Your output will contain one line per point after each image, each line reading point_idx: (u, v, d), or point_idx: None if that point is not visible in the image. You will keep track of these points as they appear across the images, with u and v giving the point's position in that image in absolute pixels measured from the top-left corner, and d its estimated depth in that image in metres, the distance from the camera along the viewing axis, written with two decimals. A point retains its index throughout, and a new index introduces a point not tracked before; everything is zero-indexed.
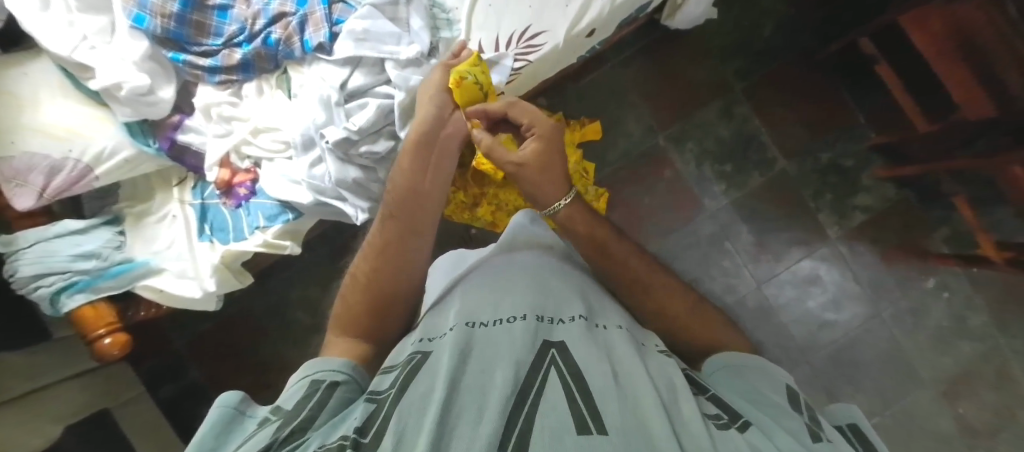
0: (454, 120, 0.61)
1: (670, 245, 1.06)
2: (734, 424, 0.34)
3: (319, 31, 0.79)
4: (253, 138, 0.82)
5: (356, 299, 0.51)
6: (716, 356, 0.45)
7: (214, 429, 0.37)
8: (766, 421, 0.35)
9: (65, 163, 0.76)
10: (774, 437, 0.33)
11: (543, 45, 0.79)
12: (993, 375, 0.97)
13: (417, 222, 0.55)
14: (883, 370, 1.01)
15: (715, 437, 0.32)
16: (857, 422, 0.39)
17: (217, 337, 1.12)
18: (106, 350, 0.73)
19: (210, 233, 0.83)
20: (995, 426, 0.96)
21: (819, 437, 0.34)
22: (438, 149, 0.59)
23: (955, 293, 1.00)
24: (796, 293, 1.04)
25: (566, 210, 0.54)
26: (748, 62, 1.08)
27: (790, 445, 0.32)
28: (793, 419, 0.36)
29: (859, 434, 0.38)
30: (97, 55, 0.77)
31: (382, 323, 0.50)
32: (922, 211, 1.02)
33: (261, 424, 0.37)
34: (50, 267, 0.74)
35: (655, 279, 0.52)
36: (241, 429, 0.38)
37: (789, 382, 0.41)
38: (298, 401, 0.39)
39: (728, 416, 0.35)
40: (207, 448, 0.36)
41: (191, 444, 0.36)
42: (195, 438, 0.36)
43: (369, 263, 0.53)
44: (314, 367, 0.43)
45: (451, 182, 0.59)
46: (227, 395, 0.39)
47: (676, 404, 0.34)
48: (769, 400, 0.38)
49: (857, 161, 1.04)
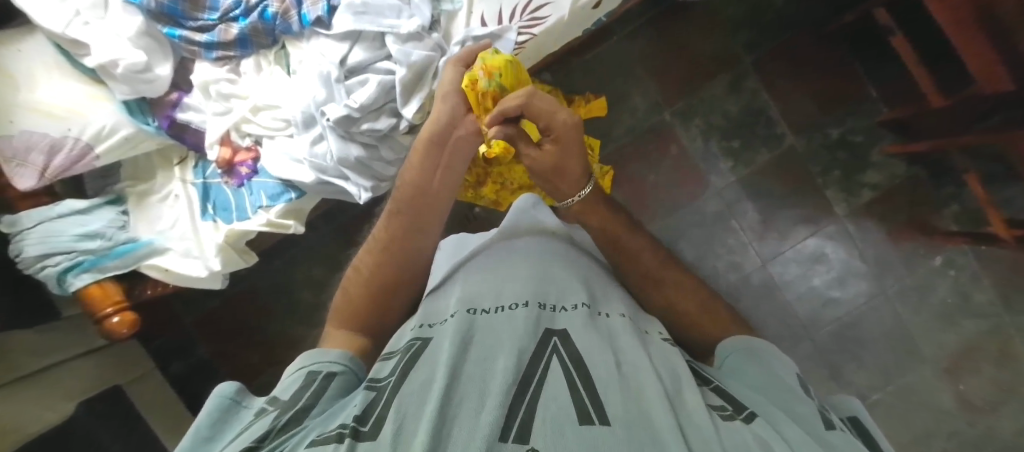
0: (466, 122, 0.58)
1: (676, 224, 1.06)
2: (739, 416, 0.34)
3: (317, 4, 0.77)
4: (254, 116, 0.81)
5: (356, 290, 0.51)
6: (729, 340, 0.45)
7: (210, 419, 0.39)
8: (767, 409, 0.35)
9: (64, 141, 0.75)
10: (782, 427, 0.33)
11: (548, 17, 0.76)
12: (997, 352, 0.97)
13: (422, 219, 0.54)
14: (886, 346, 1.01)
15: (720, 428, 0.32)
16: (859, 415, 0.40)
17: (225, 315, 1.13)
18: (115, 329, 0.74)
19: (214, 213, 0.83)
20: (997, 401, 0.97)
21: (831, 425, 0.35)
22: (447, 149, 0.57)
23: (961, 271, 0.99)
24: (802, 270, 1.04)
25: (579, 205, 0.56)
26: (758, 35, 1.04)
27: (798, 435, 0.32)
28: (805, 405, 0.36)
29: (859, 425, 0.39)
30: (92, 31, 0.75)
31: (381, 314, 0.50)
32: (931, 188, 1.00)
33: (257, 414, 0.38)
34: (55, 247, 0.75)
35: (665, 274, 0.53)
36: (236, 418, 0.39)
37: (798, 370, 0.41)
38: (293, 390, 0.40)
39: (732, 408, 0.35)
40: (202, 437, 0.37)
41: (189, 434, 0.37)
42: (192, 426, 0.38)
43: (371, 259, 0.53)
44: (310, 358, 0.44)
45: (460, 181, 0.58)
46: (225, 387, 0.41)
47: (680, 395, 0.34)
48: (779, 383, 0.38)
49: (867, 136, 1.02)
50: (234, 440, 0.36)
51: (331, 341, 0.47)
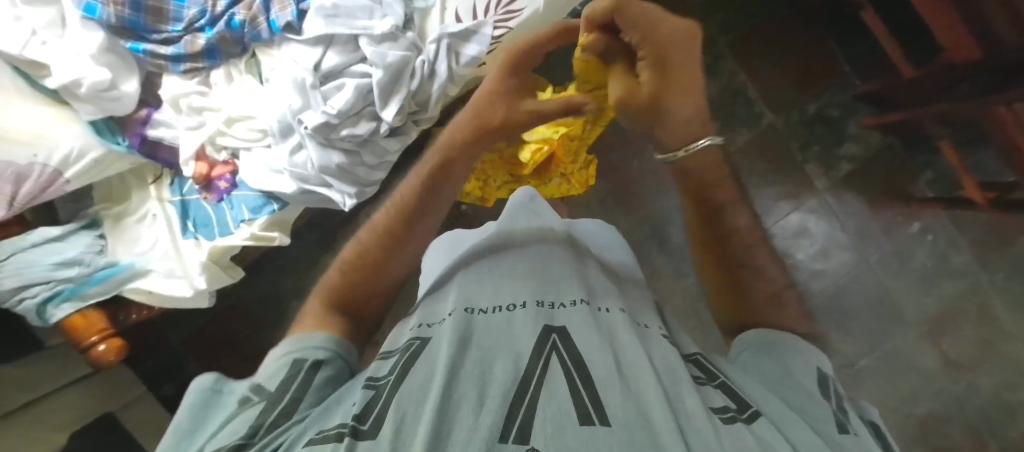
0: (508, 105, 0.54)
1: (661, 208, 1.08)
2: (741, 416, 0.33)
3: (286, 9, 0.75)
4: (228, 129, 0.79)
5: (373, 253, 0.51)
6: (755, 331, 0.46)
7: (194, 409, 0.38)
8: (779, 412, 0.35)
9: (31, 168, 0.71)
10: (786, 432, 0.33)
11: (523, 9, 0.75)
12: (976, 310, 1.01)
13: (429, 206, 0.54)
14: (871, 312, 1.04)
15: (721, 431, 0.31)
16: (877, 424, 0.39)
17: (214, 332, 1.11)
18: (103, 357, 0.72)
19: (194, 230, 0.81)
20: (977, 358, 1.01)
21: (846, 429, 0.34)
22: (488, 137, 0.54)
23: (939, 235, 1.02)
24: (787, 245, 1.06)
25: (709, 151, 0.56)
26: (733, 15, 1.06)
27: (802, 439, 0.32)
28: (819, 406, 0.36)
29: (879, 433, 0.38)
30: (50, 50, 0.73)
31: (370, 290, 0.51)
32: (907, 156, 1.03)
33: (243, 404, 0.37)
34: (31, 279, 0.73)
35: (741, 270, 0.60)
36: (219, 405, 0.38)
37: (822, 366, 0.41)
38: (278, 380, 0.39)
39: (734, 408, 0.34)
40: (184, 430, 0.37)
41: (171, 429, 0.37)
42: (176, 421, 0.37)
43: (392, 218, 0.53)
44: (294, 345, 0.42)
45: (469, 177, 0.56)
46: (205, 378, 0.41)
47: (679, 395, 0.33)
48: (792, 379, 0.39)
49: (843, 110, 1.04)
50: (219, 434, 0.35)
51: (316, 321, 0.45)
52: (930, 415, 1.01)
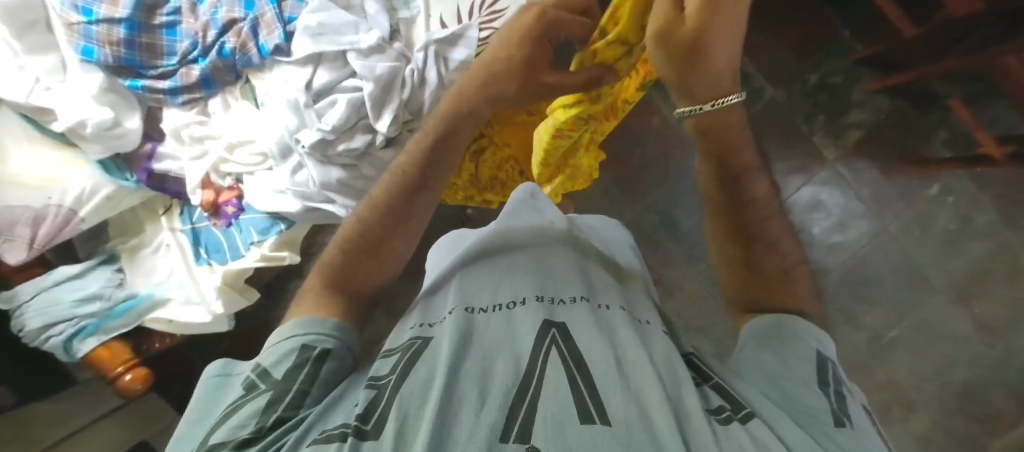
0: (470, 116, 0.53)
1: (668, 194, 1.07)
2: (736, 416, 0.32)
3: (273, 33, 0.76)
4: (230, 155, 0.80)
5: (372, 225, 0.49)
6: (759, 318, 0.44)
7: (205, 394, 0.40)
8: (782, 421, 0.33)
9: (47, 210, 0.75)
10: (780, 430, 0.32)
11: (506, 8, 0.72)
12: (1006, 271, 0.97)
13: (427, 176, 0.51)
14: (894, 281, 1.01)
15: (719, 433, 0.30)
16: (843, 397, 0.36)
17: (237, 355, 1.12)
18: (129, 386, 0.72)
19: (207, 256, 0.83)
20: (1013, 321, 0.96)
21: (841, 422, 0.32)
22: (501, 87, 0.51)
23: (960, 196, 0.98)
24: (800, 220, 1.04)
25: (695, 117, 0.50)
26: None
27: (799, 439, 0.31)
28: (814, 397, 0.34)
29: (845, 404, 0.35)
30: (54, 95, 0.76)
31: (376, 262, 0.48)
32: (918, 118, 0.99)
33: (249, 391, 0.38)
34: (57, 316, 0.75)
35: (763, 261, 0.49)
36: (226, 395, 0.40)
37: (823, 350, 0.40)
38: (288, 369, 0.39)
39: (730, 408, 0.33)
40: (193, 419, 0.38)
41: (185, 418, 0.38)
42: (189, 407, 0.39)
43: (385, 206, 0.50)
44: (303, 326, 0.42)
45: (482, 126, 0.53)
46: (215, 366, 0.43)
47: (680, 397, 0.32)
48: (792, 376, 0.37)
49: (846, 77, 1.02)
50: (221, 425, 0.35)
51: (313, 303, 0.45)
52: (967, 383, 0.97)
